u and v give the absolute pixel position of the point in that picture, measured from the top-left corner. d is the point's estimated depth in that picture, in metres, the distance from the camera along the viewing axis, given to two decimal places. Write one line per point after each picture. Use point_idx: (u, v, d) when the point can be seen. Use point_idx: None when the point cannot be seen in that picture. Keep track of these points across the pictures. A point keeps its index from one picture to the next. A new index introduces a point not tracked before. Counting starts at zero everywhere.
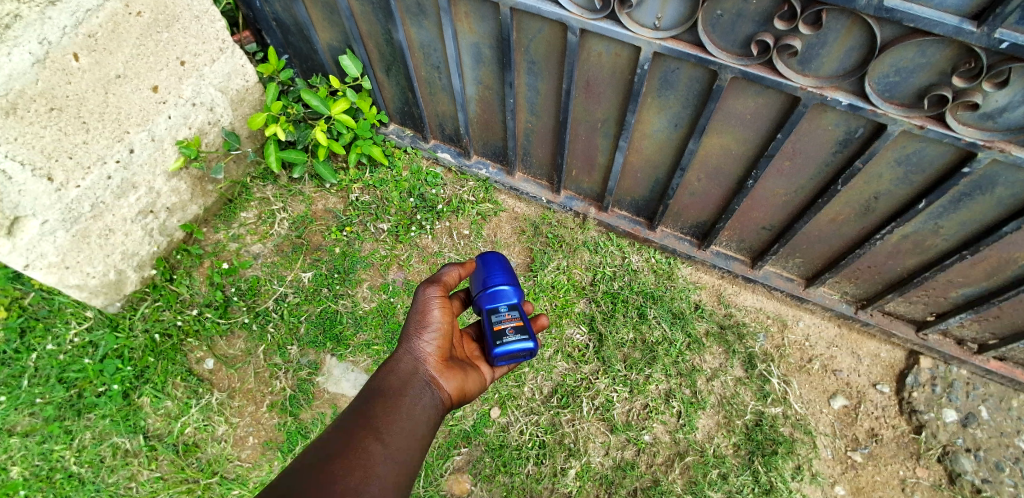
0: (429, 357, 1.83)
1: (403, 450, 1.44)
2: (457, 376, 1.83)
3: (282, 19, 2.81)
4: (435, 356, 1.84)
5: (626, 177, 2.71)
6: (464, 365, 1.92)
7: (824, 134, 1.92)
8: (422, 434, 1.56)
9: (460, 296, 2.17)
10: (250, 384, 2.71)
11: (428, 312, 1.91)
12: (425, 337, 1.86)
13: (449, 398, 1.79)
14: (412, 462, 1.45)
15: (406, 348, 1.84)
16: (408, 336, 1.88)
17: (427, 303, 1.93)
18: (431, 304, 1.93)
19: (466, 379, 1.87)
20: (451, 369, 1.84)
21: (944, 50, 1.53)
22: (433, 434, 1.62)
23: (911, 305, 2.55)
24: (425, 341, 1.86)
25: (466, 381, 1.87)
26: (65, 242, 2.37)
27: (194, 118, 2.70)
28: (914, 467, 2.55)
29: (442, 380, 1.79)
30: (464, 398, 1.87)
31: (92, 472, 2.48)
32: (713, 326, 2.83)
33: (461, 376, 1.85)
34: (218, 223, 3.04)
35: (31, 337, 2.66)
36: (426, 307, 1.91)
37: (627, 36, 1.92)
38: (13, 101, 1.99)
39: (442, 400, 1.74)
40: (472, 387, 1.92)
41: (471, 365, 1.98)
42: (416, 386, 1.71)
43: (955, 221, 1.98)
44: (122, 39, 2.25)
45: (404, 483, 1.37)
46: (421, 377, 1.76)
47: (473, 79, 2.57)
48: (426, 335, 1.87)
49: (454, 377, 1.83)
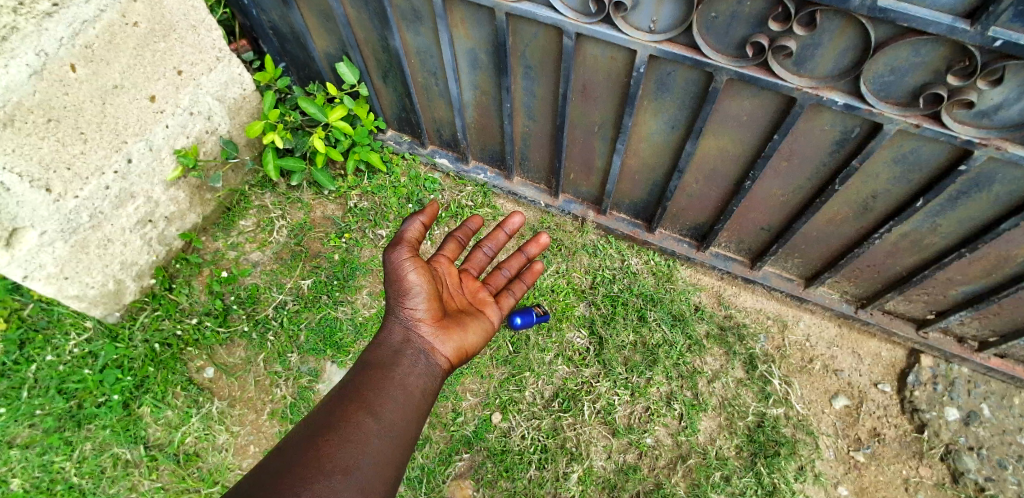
0: (420, 322, 1.89)
1: (395, 422, 1.58)
2: (454, 337, 1.95)
3: (279, 27, 2.81)
4: (428, 318, 1.91)
5: (624, 180, 2.71)
6: (462, 320, 2.04)
7: (820, 135, 1.93)
8: (416, 404, 1.69)
9: (453, 240, 2.21)
10: (249, 393, 2.70)
11: (403, 278, 1.89)
12: (411, 305, 1.89)
13: (449, 360, 1.93)
14: (406, 432, 1.60)
15: (394, 317, 1.89)
16: (394, 303, 1.91)
17: (400, 267, 1.89)
18: (403, 268, 1.90)
19: (465, 335, 2.00)
20: (447, 331, 1.94)
21: (938, 49, 1.54)
22: (428, 402, 1.75)
23: (911, 303, 2.55)
24: (411, 308, 1.90)
25: (464, 339, 1.99)
26: (64, 253, 2.37)
27: (192, 127, 2.70)
28: (917, 466, 2.54)
29: (438, 344, 1.90)
30: (467, 354, 2.02)
31: (93, 483, 2.48)
32: (713, 328, 2.82)
33: (459, 336, 1.97)
34: (217, 232, 3.04)
35: (30, 348, 2.65)
36: (400, 274, 1.89)
37: (623, 40, 1.93)
38: (11, 113, 2.00)
39: (440, 365, 1.88)
40: (475, 338, 2.05)
41: (471, 315, 2.10)
42: (409, 356, 1.81)
43: (953, 219, 1.99)
44: (119, 49, 2.26)
45: (397, 453, 1.53)
46: (415, 345, 1.85)
47: (470, 84, 2.58)
48: (411, 301, 1.90)
49: (450, 338, 1.94)
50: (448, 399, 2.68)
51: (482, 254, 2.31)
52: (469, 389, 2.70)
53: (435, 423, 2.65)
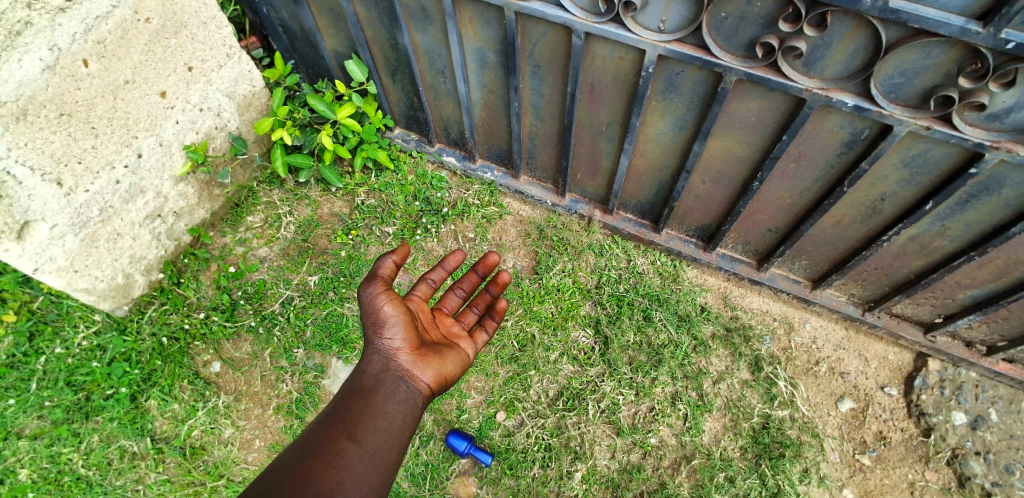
0: (397, 352, 1.83)
1: (378, 447, 1.58)
2: (432, 364, 1.89)
3: (288, 25, 2.83)
4: (405, 349, 1.84)
5: (630, 180, 2.71)
6: (439, 349, 1.98)
7: (829, 136, 1.92)
8: (398, 431, 1.68)
9: (425, 284, 2.13)
10: (255, 388, 2.72)
11: (378, 310, 1.84)
12: (386, 336, 1.84)
13: (429, 387, 1.87)
14: (390, 457, 1.60)
15: (371, 349, 1.84)
16: (370, 336, 1.86)
17: (374, 301, 1.85)
18: (378, 302, 1.86)
19: (443, 363, 1.94)
20: (426, 359, 1.88)
21: (949, 51, 1.53)
22: (412, 427, 1.74)
23: (918, 306, 2.54)
24: (387, 339, 1.84)
25: (443, 366, 1.93)
26: (74, 246, 2.39)
27: (202, 123, 2.72)
28: (922, 470, 2.53)
29: (417, 372, 1.84)
30: (446, 381, 1.95)
31: (100, 474, 2.50)
32: (719, 329, 2.82)
33: (437, 363, 1.91)
34: (224, 228, 3.06)
35: (39, 341, 2.68)
36: (375, 307, 1.85)
37: (632, 39, 1.93)
38: (24, 107, 2.02)
39: (421, 392, 1.82)
40: (453, 367, 1.99)
41: (447, 346, 2.04)
42: (389, 383, 1.78)
43: (962, 222, 1.98)
44: (130, 45, 2.28)
45: (382, 476, 1.54)
46: (393, 373, 1.80)
47: (478, 83, 2.58)
48: (388, 332, 1.84)
49: (429, 365, 1.88)
50: (452, 396, 2.68)
51: (454, 298, 2.25)
52: (474, 386, 2.71)
53: (439, 420, 2.65)
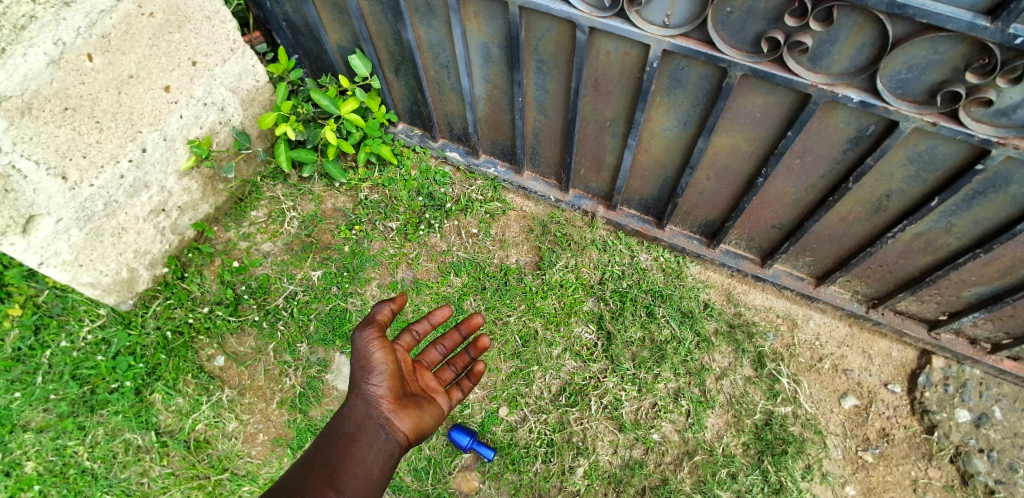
0: (380, 399, 1.82)
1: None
2: (412, 415, 1.85)
3: (292, 19, 2.82)
4: (387, 397, 1.83)
5: (634, 176, 2.70)
6: (419, 401, 1.94)
7: (834, 132, 1.91)
8: (374, 483, 1.60)
9: (408, 334, 2.12)
10: (259, 382, 2.73)
11: (370, 355, 1.87)
12: (373, 381, 1.84)
13: (405, 439, 1.81)
14: None
15: (355, 394, 1.82)
16: (356, 382, 1.86)
17: (367, 346, 1.89)
18: (371, 346, 1.89)
19: (422, 416, 1.89)
20: (406, 409, 1.85)
21: (956, 46, 1.52)
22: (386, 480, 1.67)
23: (923, 304, 2.53)
24: (373, 385, 1.84)
25: (421, 418, 1.88)
26: (79, 241, 2.40)
27: (205, 118, 2.72)
28: (925, 467, 2.53)
29: (397, 420, 1.81)
30: (422, 435, 1.89)
31: (105, 467, 2.51)
32: (722, 326, 2.82)
33: (418, 414, 1.87)
34: (228, 222, 3.07)
35: (45, 334, 2.69)
36: (366, 351, 1.88)
37: (637, 34, 1.92)
38: (29, 101, 2.02)
39: (397, 442, 1.77)
40: (431, 420, 1.93)
41: (426, 398, 1.99)
42: (370, 431, 1.73)
43: (968, 219, 1.97)
44: (135, 39, 2.28)
45: None
46: (374, 421, 1.77)
47: (482, 78, 2.58)
48: (374, 378, 1.85)
49: (410, 416, 1.84)
50: None
51: (435, 352, 2.23)
52: (477, 382, 2.72)
53: None
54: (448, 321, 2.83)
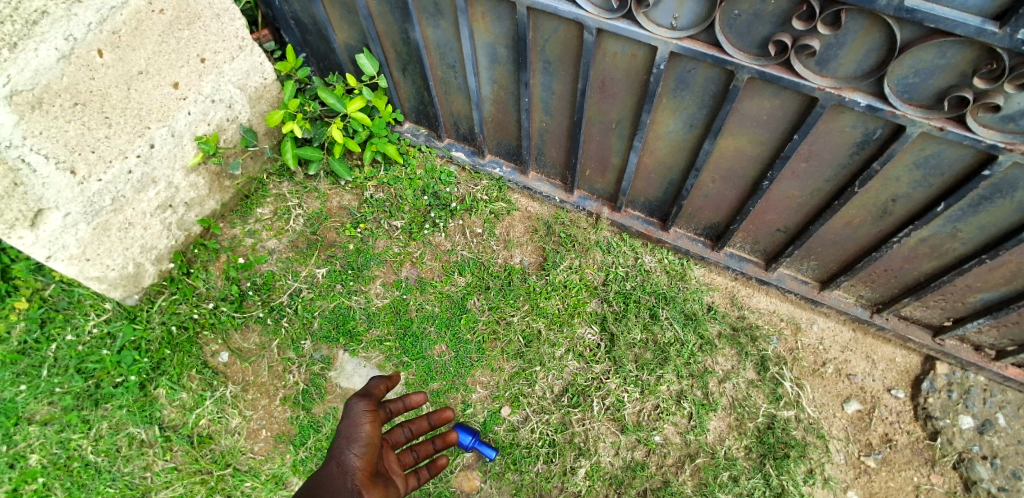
0: (356, 470, 1.65)
1: None
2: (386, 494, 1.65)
3: (300, 18, 2.84)
4: (362, 470, 1.66)
5: (639, 178, 2.71)
6: (390, 484, 1.75)
7: (841, 136, 1.91)
8: None
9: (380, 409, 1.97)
10: (262, 378, 2.74)
11: (356, 423, 1.77)
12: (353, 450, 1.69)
13: None
14: None
15: (331, 463, 1.66)
16: (334, 453, 1.71)
17: (356, 416, 1.79)
18: (358, 417, 1.79)
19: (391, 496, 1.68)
20: (379, 485, 1.65)
21: (964, 51, 1.52)
22: None
23: (927, 309, 2.53)
24: (352, 454, 1.69)
25: None
26: (86, 235, 2.41)
27: (213, 114, 2.74)
28: (928, 473, 2.52)
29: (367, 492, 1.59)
30: None
31: (108, 461, 2.52)
32: (725, 328, 2.82)
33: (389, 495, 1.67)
34: (234, 219, 3.08)
35: (51, 327, 2.71)
36: (353, 419, 1.78)
37: (644, 36, 1.92)
38: (39, 96, 2.04)
39: None
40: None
41: (393, 481, 1.79)
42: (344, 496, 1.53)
43: (974, 224, 1.96)
44: (144, 36, 2.29)
45: None
46: (348, 489, 1.57)
47: (488, 78, 2.58)
48: (354, 448, 1.71)
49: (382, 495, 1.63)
50: (457, 390, 2.70)
51: (401, 433, 2.02)
52: (480, 381, 2.73)
53: None
54: (451, 321, 2.83)
